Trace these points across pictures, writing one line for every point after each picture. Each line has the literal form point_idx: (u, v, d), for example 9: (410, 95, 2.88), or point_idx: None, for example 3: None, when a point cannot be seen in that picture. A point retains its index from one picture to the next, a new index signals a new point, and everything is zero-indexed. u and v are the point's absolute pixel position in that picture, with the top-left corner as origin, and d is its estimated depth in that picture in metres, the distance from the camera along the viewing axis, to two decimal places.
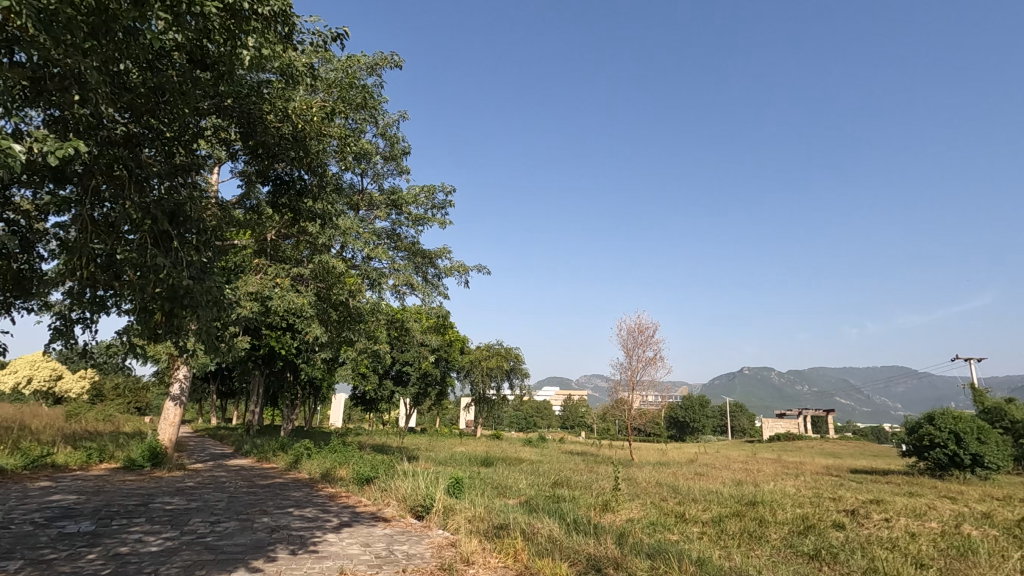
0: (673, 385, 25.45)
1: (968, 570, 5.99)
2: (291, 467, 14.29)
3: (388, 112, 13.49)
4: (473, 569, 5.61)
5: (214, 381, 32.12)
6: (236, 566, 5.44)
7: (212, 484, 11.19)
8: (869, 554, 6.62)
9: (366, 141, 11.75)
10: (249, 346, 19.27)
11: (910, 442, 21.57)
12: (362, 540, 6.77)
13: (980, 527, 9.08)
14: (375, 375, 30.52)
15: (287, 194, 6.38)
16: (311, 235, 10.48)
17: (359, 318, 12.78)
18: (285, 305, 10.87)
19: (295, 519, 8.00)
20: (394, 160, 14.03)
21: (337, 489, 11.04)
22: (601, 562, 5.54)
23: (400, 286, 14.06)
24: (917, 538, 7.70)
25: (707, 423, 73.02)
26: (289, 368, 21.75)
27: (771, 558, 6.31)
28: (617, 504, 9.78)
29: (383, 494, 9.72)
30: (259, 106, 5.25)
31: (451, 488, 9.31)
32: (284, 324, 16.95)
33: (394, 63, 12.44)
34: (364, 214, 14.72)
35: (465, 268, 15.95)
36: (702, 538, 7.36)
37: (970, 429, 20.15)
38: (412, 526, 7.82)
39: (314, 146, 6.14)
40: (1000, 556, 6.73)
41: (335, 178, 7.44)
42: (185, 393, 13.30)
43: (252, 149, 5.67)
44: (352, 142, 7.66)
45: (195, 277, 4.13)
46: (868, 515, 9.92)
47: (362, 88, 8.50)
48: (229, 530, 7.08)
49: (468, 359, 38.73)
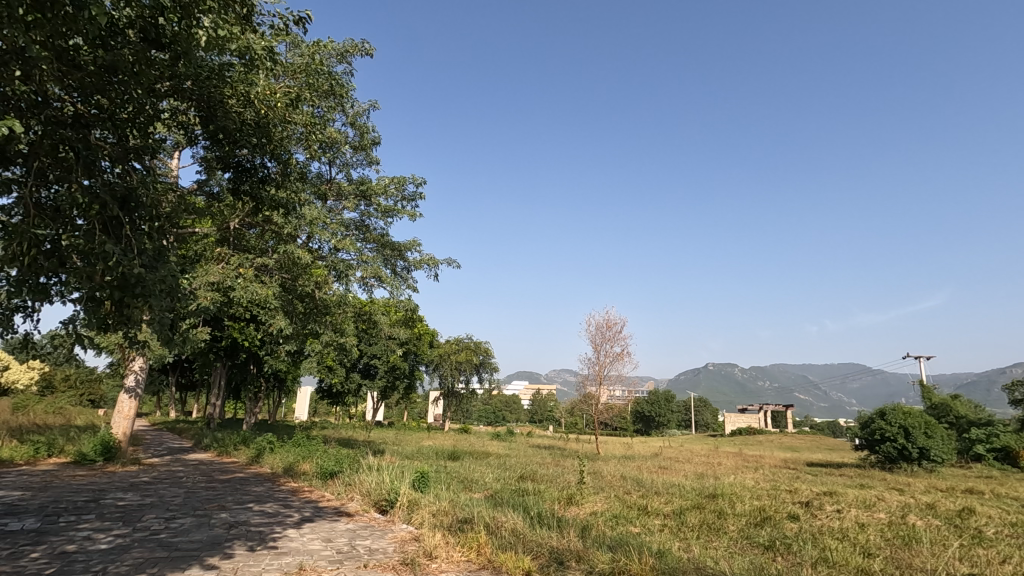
0: (640, 380, 25.87)
1: (910, 558, 6.29)
2: (253, 461, 13.97)
3: (358, 101, 13.25)
4: (436, 563, 5.60)
5: (174, 374, 31.23)
6: (189, 564, 5.28)
7: (168, 479, 10.86)
8: (820, 544, 6.86)
9: (333, 130, 11.51)
10: (210, 338, 18.77)
11: (862, 436, 22.47)
12: (323, 536, 6.68)
13: (924, 517, 9.51)
14: (342, 368, 30.12)
15: (249, 181, 6.20)
16: (277, 225, 10.22)
17: (326, 311, 12.50)
18: (248, 296, 10.58)
19: (254, 515, 7.82)
20: (364, 151, 13.79)
21: (300, 483, 10.88)
22: (564, 555, 5.62)
23: (368, 278, 13.87)
24: (865, 528, 8.02)
25: (673, 418, 74.54)
26: (253, 361, 21.26)
27: (728, 549, 6.48)
28: (581, 498, 9.91)
29: (347, 488, 9.63)
30: (220, 89, 5.07)
31: (417, 483, 9.25)
32: (248, 315, 16.56)
33: (364, 50, 12.17)
34: (332, 204, 14.44)
35: (435, 261, 15.79)
36: (663, 530, 7.52)
37: (918, 424, 21.08)
38: (376, 520, 7.76)
39: (278, 133, 5.98)
40: (941, 544, 7.08)
41: (300, 167, 7.26)
42: (141, 385, 12.88)
43: (212, 134, 5.49)
44: (319, 129, 7.48)
45: (148, 266, 3.96)
46: (821, 507, 10.29)
47: (330, 75, 8.30)
48: (184, 527, 6.89)
49: (437, 352, 38.56)
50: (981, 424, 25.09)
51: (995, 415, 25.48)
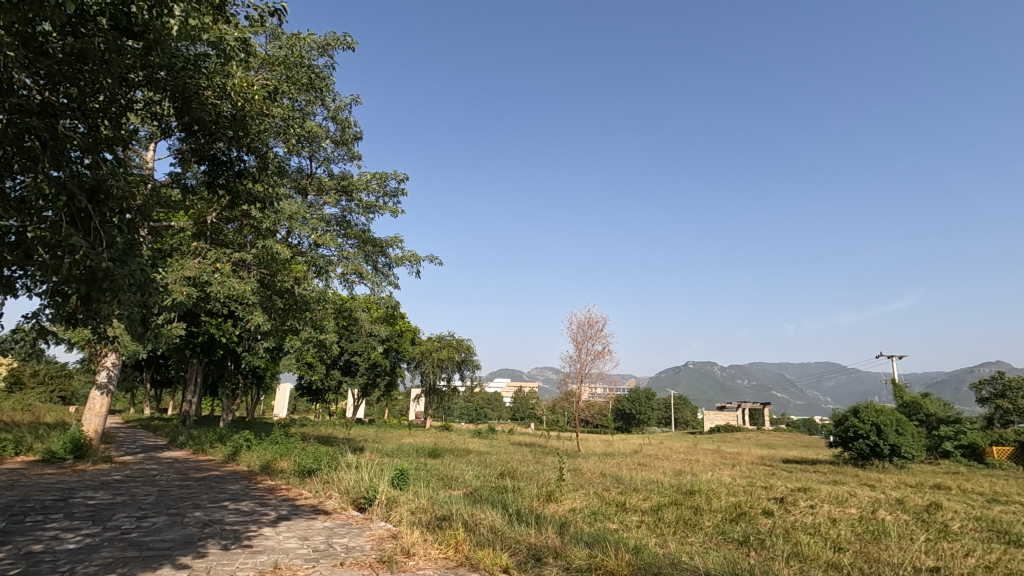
0: (621, 378, 26.07)
1: (877, 552, 6.45)
2: (229, 459, 13.77)
3: (340, 95, 13.10)
4: (413, 561, 5.59)
5: (149, 370, 30.68)
6: (161, 563, 5.20)
7: (141, 477, 10.67)
8: (793, 539, 7.01)
9: (313, 123, 11.38)
10: (186, 333, 18.46)
11: (837, 433, 22.93)
12: (300, 534, 6.62)
13: (894, 512, 9.76)
14: (322, 366, 29.86)
15: (224, 175, 6.09)
16: (255, 219, 10.07)
17: (305, 307, 12.34)
18: (225, 291, 10.25)
19: (230, 513, 7.73)
20: (345, 145, 13.66)
21: (277, 481, 10.77)
22: (541, 552, 5.65)
23: (348, 275, 13.73)
24: (837, 523, 8.21)
25: (653, 415, 75.35)
26: (230, 357, 20.95)
27: (703, 545, 6.57)
28: (560, 494, 9.98)
29: (325, 485, 9.56)
30: (195, 80, 4.97)
31: (396, 480, 9.22)
32: (226, 311, 16.31)
33: (346, 44, 12.04)
34: (313, 199, 14.28)
35: (417, 258, 15.71)
36: (640, 526, 7.60)
37: (889, 421, 21.60)
38: (354, 518, 7.72)
39: (256, 126, 5.89)
40: (908, 539, 7.28)
41: (279, 162, 7.17)
42: (114, 382, 12.61)
43: (186, 126, 5.41)
44: (299, 123, 7.36)
45: (117, 260, 3.86)
46: (794, 502, 10.50)
47: (308, 68, 8.17)
48: (156, 526, 6.76)
49: (418, 350, 38.42)
50: (949, 421, 25.82)
51: (963, 413, 26.23)
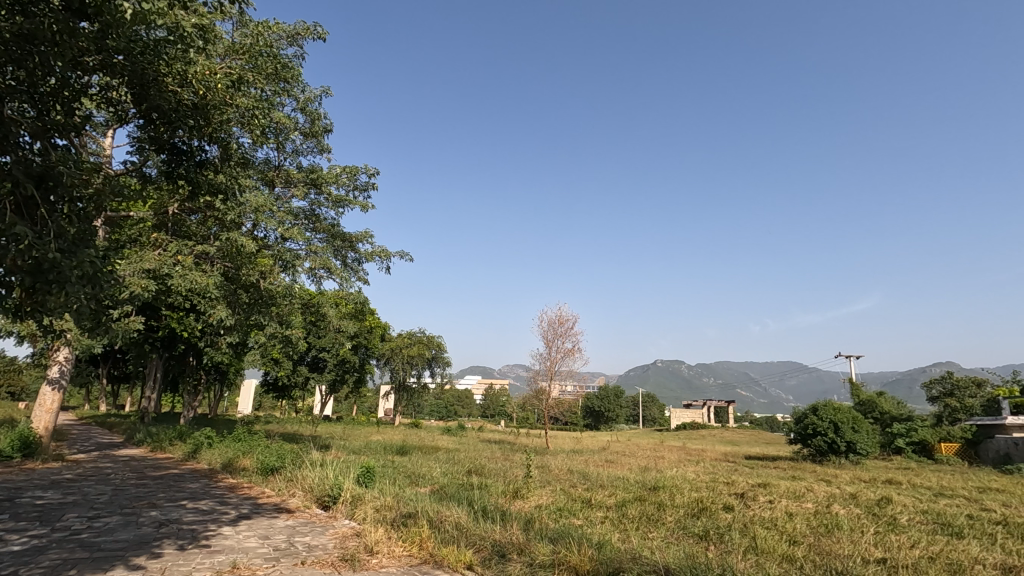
0: (590, 376, 26.35)
1: (830, 544, 6.70)
2: (189, 457, 13.41)
3: (309, 87, 12.86)
4: (377, 559, 5.55)
5: (105, 365, 29.68)
6: (113, 564, 5.04)
7: (95, 476, 10.29)
8: (750, 533, 7.21)
9: (281, 114, 11.14)
10: (145, 328, 17.90)
11: (796, 430, 23.65)
12: (261, 533, 6.50)
13: (847, 506, 10.15)
14: (288, 362, 29.28)
15: (184, 164, 5.96)
16: (219, 211, 9.78)
17: (271, 302, 12.07)
18: (187, 285, 9.80)
19: (188, 512, 7.53)
20: (315, 138, 13.41)
21: (238, 480, 10.52)
22: (506, 548, 5.69)
23: (317, 269, 13.50)
24: (793, 517, 8.49)
25: (622, 413, 76.35)
26: (192, 353, 20.39)
27: (665, 540, 6.72)
28: (527, 491, 10.05)
29: (288, 484, 9.38)
30: (154, 66, 4.82)
31: (362, 478, 9.15)
32: (187, 305, 15.86)
33: (317, 34, 11.83)
34: (280, 191, 13.94)
35: (387, 254, 15.54)
36: (604, 522, 7.71)
37: (846, 419, 22.35)
38: (317, 517, 7.59)
39: (218, 116, 5.76)
40: (859, 531, 7.59)
41: (242, 153, 7.02)
42: (67, 377, 12.15)
43: (145, 113, 5.27)
44: (265, 114, 7.20)
45: (66, 251, 3.71)
46: (754, 497, 10.79)
47: (275, 58, 7.98)
48: (109, 526, 6.54)
49: (388, 346, 38.05)
50: (901, 419, 26.85)
51: (914, 411, 27.31)
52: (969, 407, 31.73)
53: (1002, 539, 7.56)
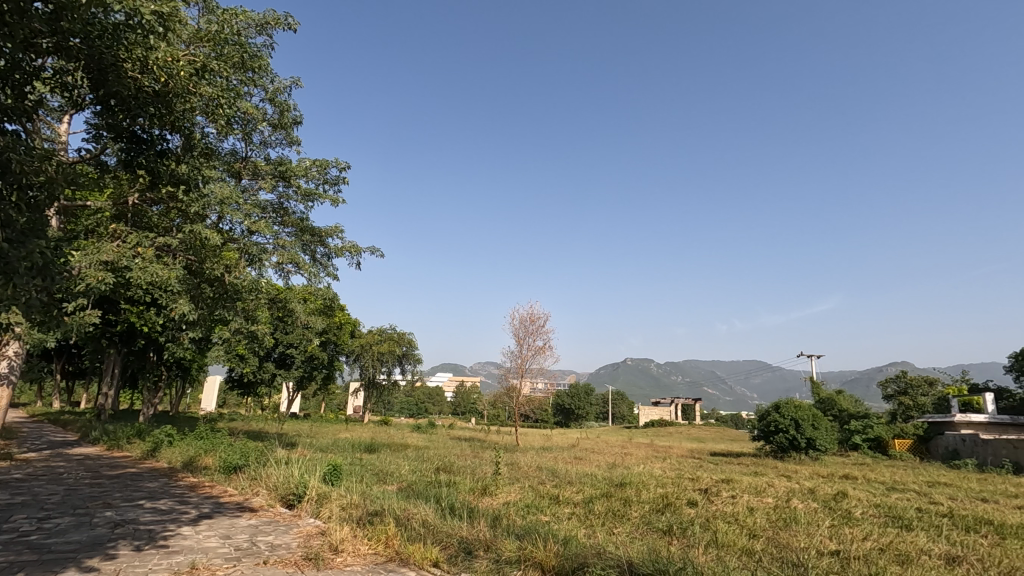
0: (560, 374, 26.54)
1: (788, 537, 6.91)
2: (148, 456, 12.99)
3: (278, 77, 12.59)
4: (341, 557, 5.50)
5: (59, 361, 28.54)
6: (65, 566, 4.86)
7: (46, 475, 9.89)
8: (712, 527, 7.39)
9: (249, 104, 10.87)
10: (103, 322, 17.27)
11: (759, 427, 24.29)
12: (221, 532, 6.35)
13: (805, 500, 10.50)
14: (254, 358, 28.63)
15: (145, 152, 5.82)
16: (182, 202, 9.37)
17: (237, 296, 11.80)
18: (148, 278, 9.43)
19: (146, 512, 7.32)
20: (284, 129, 13.14)
21: (200, 479, 10.26)
22: (472, 545, 5.70)
23: (284, 264, 13.24)
24: (753, 512, 8.73)
25: (593, 411, 77.19)
26: (152, 348, 19.76)
27: (629, 535, 6.85)
28: (496, 488, 10.08)
29: (252, 482, 9.21)
30: (113, 51, 4.66)
31: (328, 476, 9.02)
32: (148, 299, 15.35)
33: (287, 24, 11.58)
34: (247, 183, 13.63)
35: (358, 249, 15.35)
36: (571, 518, 7.80)
37: (807, 416, 23.05)
38: (282, 516, 7.47)
39: (181, 104, 5.61)
40: (815, 524, 7.87)
41: (205, 143, 6.86)
42: (16, 371, 11.66)
43: (102, 99, 5.13)
44: (231, 104, 7.03)
45: (13, 242, 3.58)
46: (717, 493, 11.07)
47: (241, 46, 7.73)
48: (60, 527, 6.31)
49: (358, 342, 37.57)
50: (859, 416, 27.81)
51: (870, 409, 28.29)
52: (921, 404, 33.15)
53: (948, 531, 7.93)
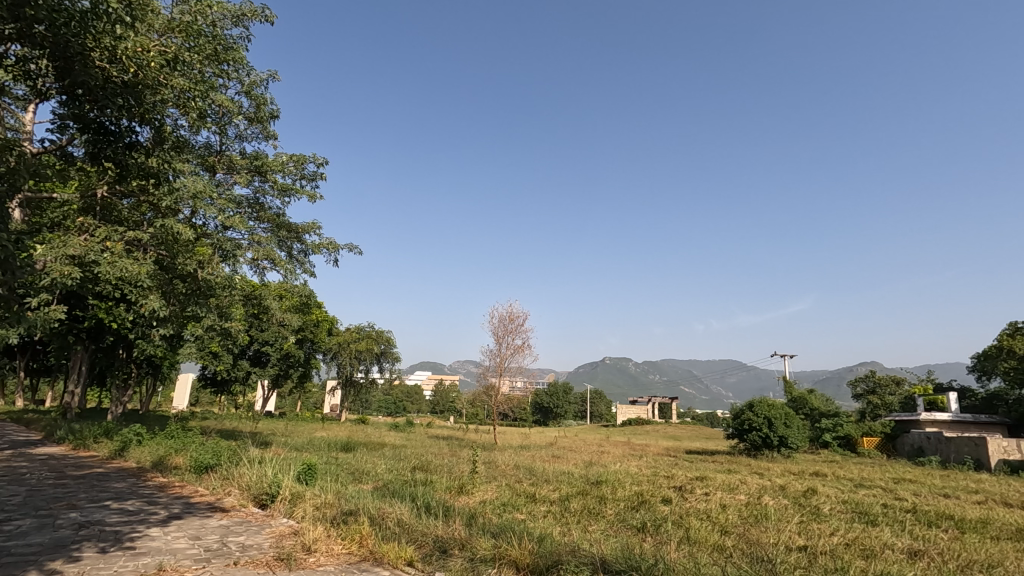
0: (539, 373, 26.62)
1: (757, 534, 7.05)
2: (115, 455, 12.65)
3: (255, 70, 12.36)
4: (315, 557, 5.45)
5: (23, 358, 27.60)
6: (25, 569, 4.72)
7: (7, 476, 9.57)
8: (685, 524, 7.50)
9: (224, 96, 10.64)
10: (70, 318, 16.80)
11: (733, 426, 24.70)
12: (191, 533, 6.23)
13: (776, 497, 10.72)
14: (229, 356, 28.09)
15: (112, 146, 5.69)
16: (153, 196, 9.13)
17: (210, 293, 11.57)
18: (117, 273, 9.16)
19: (113, 513, 7.13)
20: (260, 123, 12.93)
21: (170, 479, 10.04)
22: (447, 544, 5.69)
23: (260, 260, 13.01)
24: (727, 509, 8.87)
25: (571, 410, 77.70)
26: (122, 345, 19.28)
27: (604, 532, 6.92)
28: (472, 487, 10.06)
29: (224, 482, 9.06)
30: (80, 39, 4.57)
31: (303, 475, 8.90)
32: (117, 295, 14.97)
33: (264, 17, 11.38)
34: (222, 177, 13.35)
35: (335, 246, 15.17)
36: (547, 516, 7.84)
37: (779, 415, 23.52)
38: (254, 516, 7.35)
39: (151, 96, 5.47)
40: (784, 521, 8.05)
41: (177, 137, 6.70)
42: None
43: (68, 89, 5.03)
44: (204, 97, 6.88)
45: None
46: (691, 490, 11.24)
47: (215, 39, 7.55)
48: (22, 529, 6.11)
49: (335, 341, 37.18)
50: (829, 415, 28.47)
51: (840, 408, 28.99)
52: (888, 403, 34.09)
53: (911, 525, 8.19)
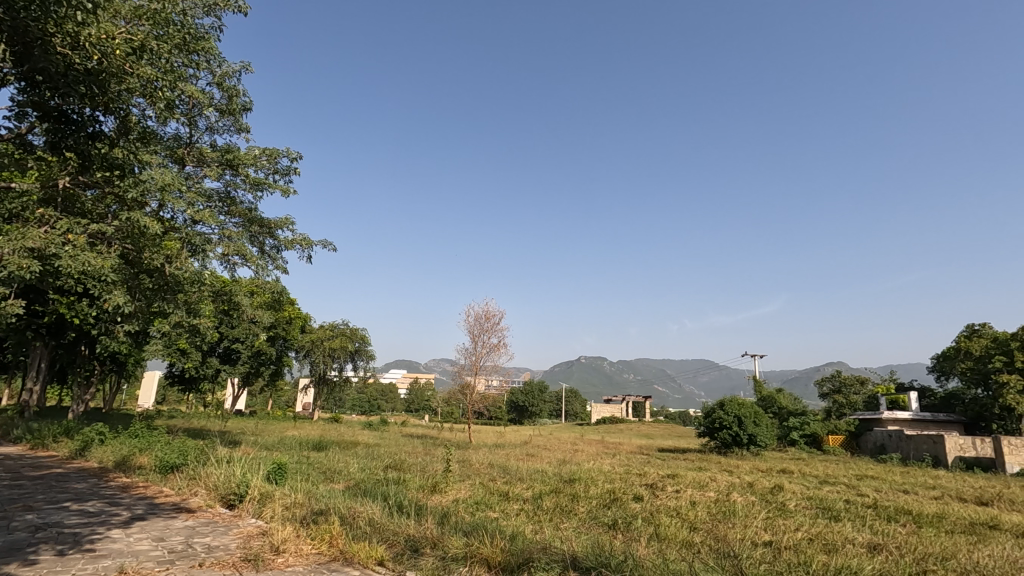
0: (514, 371, 26.70)
1: (725, 529, 7.19)
2: (76, 455, 12.26)
3: (227, 61, 12.09)
4: (283, 557, 5.36)
5: None
6: None
7: None
8: (655, 521, 7.62)
9: (194, 87, 10.37)
10: (28, 312, 16.20)
11: (704, 424, 25.13)
12: (155, 534, 6.07)
13: (744, 494, 10.96)
14: (197, 353, 27.44)
15: (73, 135, 5.55)
16: (119, 188, 8.85)
17: (178, 288, 11.27)
18: (80, 267, 8.84)
19: (72, 514, 6.90)
20: (232, 116, 12.63)
21: (133, 479, 9.76)
22: (419, 542, 5.67)
23: (230, 256, 12.73)
24: (696, 506, 9.03)
25: (546, 407, 78.13)
26: (84, 341, 18.68)
27: (576, 529, 7.00)
28: (445, 485, 10.04)
29: (190, 482, 8.84)
30: (41, 24, 4.48)
31: (272, 475, 8.75)
32: (79, 289, 14.49)
33: (236, 6, 11.09)
34: (191, 170, 12.98)
35: (309, 242, 14.94)
36: (519, 514, 7.88)
37: (749, 414, 24.03)
38: (221, 516, 7.19)
39: (116, 85, 5.33)
40: (751, 516, 8.22)
41: (144, 127, 6.51)
42: None
43: (27, 74, 4.89)
44: (173, 87, 6.71)
45: None
46: (662, 487, 11.43)
47: (184, 27, 7.36)
48: None
49: (308, 338, 36.61)
50: (797, 413, 29.22)
51: (808, 406, 29.77)
52: (853, 402, 35.13)
53: (872, 520, 8.47)
